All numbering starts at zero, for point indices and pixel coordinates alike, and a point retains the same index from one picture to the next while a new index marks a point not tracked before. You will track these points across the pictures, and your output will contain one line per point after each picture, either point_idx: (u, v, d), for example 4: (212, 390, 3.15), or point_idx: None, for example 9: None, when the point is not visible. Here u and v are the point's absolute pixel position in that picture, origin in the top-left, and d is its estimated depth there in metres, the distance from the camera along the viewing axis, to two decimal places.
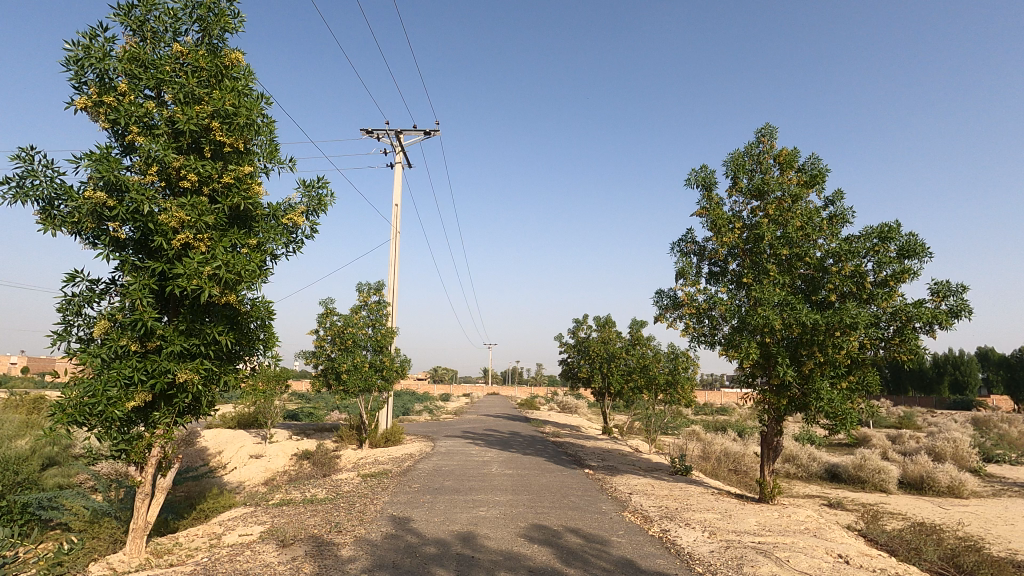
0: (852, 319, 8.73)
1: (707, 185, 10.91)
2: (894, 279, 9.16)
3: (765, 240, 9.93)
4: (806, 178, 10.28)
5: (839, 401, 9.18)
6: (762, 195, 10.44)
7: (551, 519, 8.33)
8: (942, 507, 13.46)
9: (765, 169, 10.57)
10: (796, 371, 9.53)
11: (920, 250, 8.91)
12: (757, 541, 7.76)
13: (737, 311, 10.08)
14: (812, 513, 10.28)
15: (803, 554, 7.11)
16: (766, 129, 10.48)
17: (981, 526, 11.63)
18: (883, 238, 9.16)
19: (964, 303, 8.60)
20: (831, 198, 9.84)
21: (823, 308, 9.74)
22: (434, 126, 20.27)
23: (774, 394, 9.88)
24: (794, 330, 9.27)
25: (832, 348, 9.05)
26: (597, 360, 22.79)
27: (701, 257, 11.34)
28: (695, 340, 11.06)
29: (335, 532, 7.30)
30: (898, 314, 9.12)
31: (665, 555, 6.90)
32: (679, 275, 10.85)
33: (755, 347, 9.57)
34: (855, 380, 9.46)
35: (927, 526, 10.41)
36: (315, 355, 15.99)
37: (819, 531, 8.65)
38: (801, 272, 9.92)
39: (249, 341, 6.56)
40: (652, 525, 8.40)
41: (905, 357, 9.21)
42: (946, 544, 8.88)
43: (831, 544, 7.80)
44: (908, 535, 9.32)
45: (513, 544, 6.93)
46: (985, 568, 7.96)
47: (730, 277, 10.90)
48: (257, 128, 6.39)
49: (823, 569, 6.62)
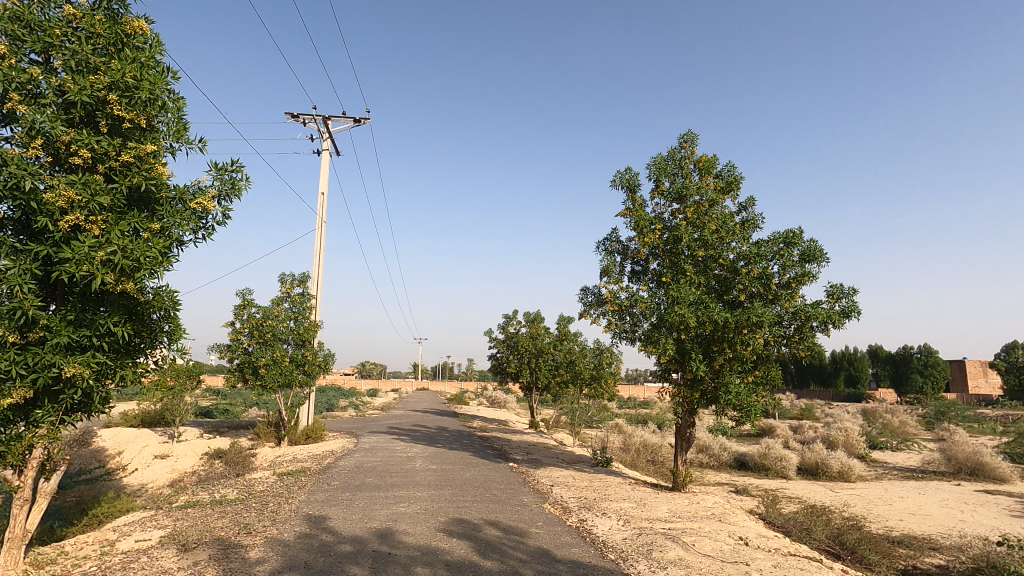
0: (757, 317, 9.44)
1: (632, 186, 11.32)
2: (796, 282, 9.90)
3: (683, 242, 10.45)
4: (723, 184, 10.94)
5: (745, 394, 9.84)
6: (682, 199, 10.98)
7: (471, 513, 8.37)
8: (833, 490, 14.74)
9: (686, 174, 11.11)
10: (708, 366, 10.14)
11: (818, 255, 9.71)
12: (667, 526, 8.19)
13: (656, 309, 10.56)
14: (719, 500, 10.95)
15: (707, 538, 7.57)
16: (687, 134, 11.02)
17: (864, 506, 12.86)
18: (788, 243, 9.93)
19: (854, 304, 9.45)
20: (744, 204, 10.52)
21: (734, 306, 10.42)
22: (364, 114, 19.82)
23: (688, 387, 10.46)
24: (707, 327, 9.87)
25: (740, 344, 9.71)
26: (526, 356, 23.04)
27: (625, 256, 11.75)
28: (617, 335, 11.46)
29: (244, 534, 6.97)
30: (798, 314, 9.86)
31: (580, 544, 7.12)
32: (603, 273, 11.21)
33: (671, 343, 10.05)
34: (760, 374, 10.19)
35: (818, 508, 11.39)
36: (230, 348, 15.13)
37: (723, 515, 9.22)
38: (715, 272, 10.52)
39: (151, 333, 6.11)
40: (570, 515, 8.65)
41: (804, 354, 9.97)
42: (833, 524, 9.74)
43: (733, 528, 8.35)
44: (802, 517, 10.15)
45: (431, 539, 6.91)
46: (865, 544, 8.82)
47: (651, 276, 11.36)
48: (163, 104, 5.97)
49: (723, 551, 7.07)
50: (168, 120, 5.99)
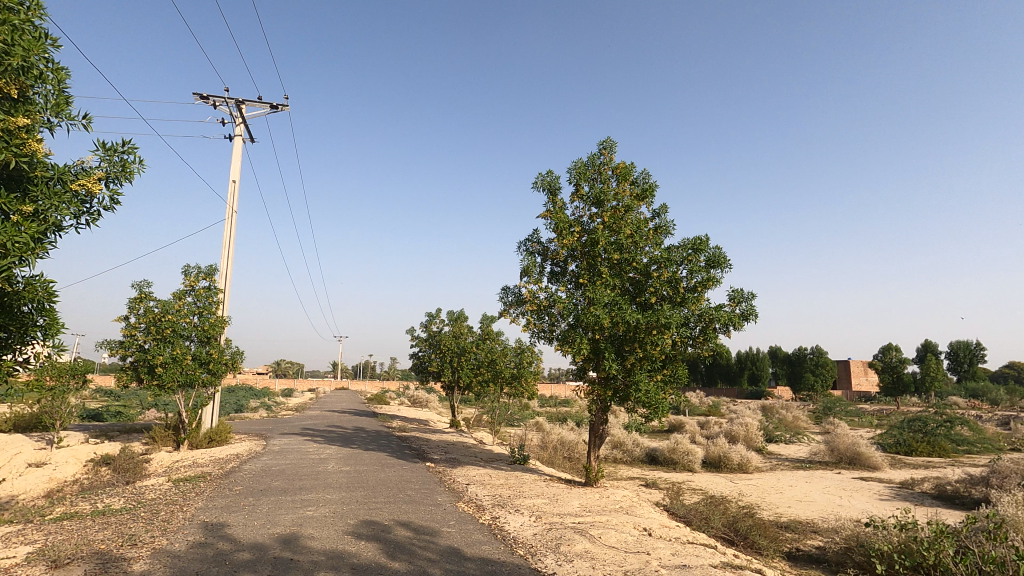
0: (666, 319, 9.94)
1: (553, 189, 11.55)
2: (702, 286, 10.52)
3: (600, 245, 10.81)
4: (638, 191, 11.44)
5: (653, 392, 10.33)
6: (600, 204, 11.36)
7: (383, 514, 8.21)
8: (732, 481, 15.81)
9: (604, 179, 11.50)
10: (620, 365, 10.54)
11: (722, 262, 10.37)
12: (577, 521, 8.43)
13: (573, 309, 10.84)
14: (627, 493, 11.42)
15: (613, 530, 7.87)
16: (606, 142, 11.41)
17: (758, 495, 13.89)
18: (695, 249, 10.53)
19: (752, 308, 10.18)
20: (657, 211, 11.05)
21: (645, 308, 10.91)
22: (282, 101, 18.88)
23: (601, 385, 10.84)
24: (620, 328, 10.25)
25: (650, 344, 10.18)
26: (449, 354, 23.08)
27: (544, 257, 11.98)
28: (535, 335, 11.65)
29: (128, 546, 6.43)
30: (703, 317, 10.47)
31: (491, 541, 7.17)
32: (523, 273, 11.36)
33: (586, 343, 10.36)
34: (668, 373, 10.73)
35: (717, 499, 12.17)
36: (123, 345, 13.86)
37: (630, 508, 9.63)
38: (629, 275, 10.96)
39: (21, 327, 5.48)
40: (483, 513, 8.70)
41: (708, 354, 10.61)
42: (729, 512, 10.44)
43: (638, 520, 8.74)
44: (702, 507, 10.81)
45: (338, 542, 6.71)
46: (756, 530, 9.53)
47: (569, 277, 11.65)
48: (39, 74, 5.39)
49: (627, 543, 7.38)
50: (46, 92, 5.42)
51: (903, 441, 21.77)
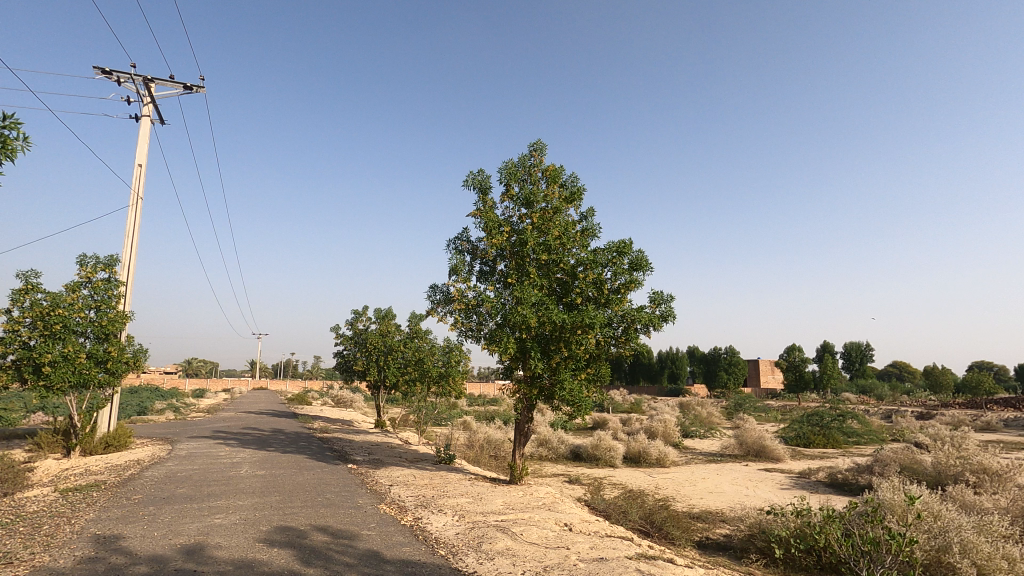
0: (590, 319, 10.21)
1: (483, 188, 11.56)
2: (625, 288, 10.90)
3: (529, 245, 10.95)
4: (567, 193, 11.68)
5: (577, 390, 10.58)
6: (530, 204, 11.50)
7: (299, 519, 7.89)
8: (650, 475, 16.51)
9: (534, 181, 11.64)
10: (546, 364, 10.72)
11: (644, 265, 10.79)
12: (500, 519, 8.49)
13: (501, 309, 10.90)
14: (551, 490, 11.64)
15: (534, 527, 8.00)
16: (537, 143, 11.57)
17: (673, 488, 14.60)
18: (620, 252, 10.90)
19: (671, 310, 10.66)
20: (585, 213, 11.33)
21: (571, 308, 11.15)
22: (197, 81, 17.67)
23: (527, 384, 10.97)
24: (546, 327, 10.42)
25: (574, 344, 10.42)
26: (375, 353, 22.54)
27: (474, 256, 11.96)
28: (463, 334, 11.61)
29: (1, 565, 5.78)
30: (625, 317, 10.85)
31: (412, 542, 7.08)
32: (452, 272, 11.29)
33: (513, 342, 10.45)
34: (592, 371, 11.03)
35: (635, 492, 12.67)
36: (4, 341, 12.44)
37: (553, 504, 9.83)
38: (556, 276, 11.16)
39: None
40: (405, 514, 8.57)
41: (629, 353, 11.00)
42: (645, 505, 10.90)
43: (560, 515, 8.94)
44: (621, 501, 11.21)
45: (248, 551, 6.38)
46: (669, 521, 10.01)
47: (498, 276, 11.70)
48: None
49: (548, 538, 7.53)
50: None
51: (802, 434, 23.61)
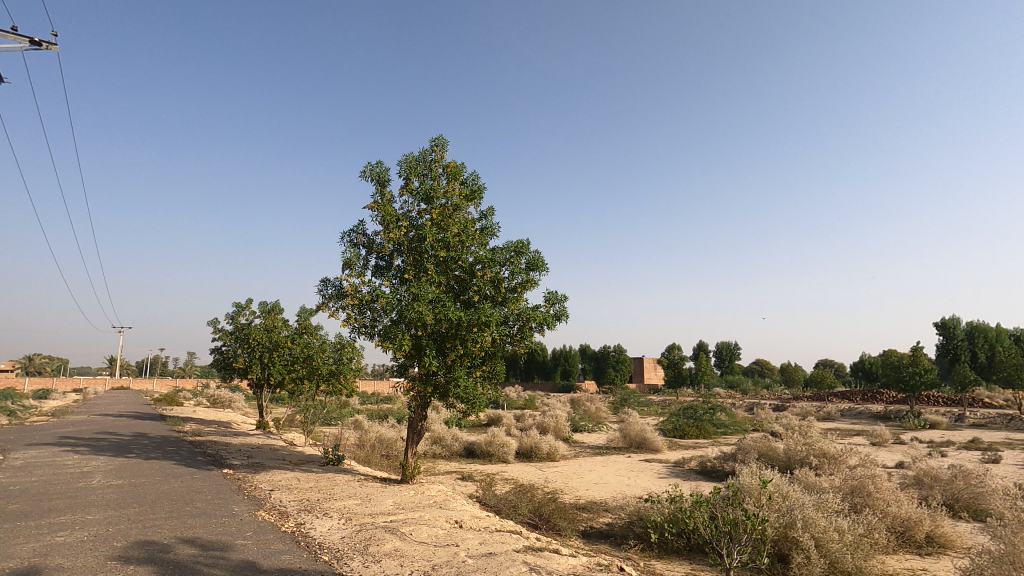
0: (486, 317, 10.31)
1: (381, 180, 11.22)
2: (521, 287, 11.12)
3: (427, 242, 10.80)
4: (468, 191, 11.69)
5: (471, 388, 10.63)
6: (429, 200, 11.35)
7: (162, 532, 7.16)
8: (541, 469, 17.02)
9: (434, 176, 11.51)
10: (441, 361, 10.65)
11: (540, 265, 11.09)
12: (389, 519, 8.31)
13: (397, 305, 10.65)
14: (442, 488, 11.60)
15: (424, 526, 7.93)
16: (439, 139, 11.44)
17: (562, 481, 15.17)
18: (517, 252, 11.11)
19: (564, 309, 11.06)
20: (484, 212, 11.41)
21: (468, 306, 11.18)
22: (48, 38, 15.41)
23: (422, 381, 10.83)
24: (442, 325, 10.35)
25: (470, 342, 10.46)
26: (258, 349, 21.09)
27: (369, 250, 11.58)
28: (356, 330, 11.20)
29: None
30: (521, 316, 11.06)
31: (293, 550, 6.70)
32: (345, 266, 10.84)
33: (407, 339, 10.26)
34: (487, 369, 11.13)
35: (525, 487, 12.98)
36: None
37: (444, 502, 9.80)
38: (455, 273, 11.12)
39: None
40: (287, 520, 8.10)
41: (523, 351, 11.24)
42: (535, 499, 11.21)
43: (451, 513, 8.94)
44: (512, 495, 11.44)
45: (97, 571, 5.68)
46: (557, 512, 10.39)
47: (394, 272, 11.43)
48: None
49: (437, 537, 7.49)
50: None
51: (679, 426, 25.60)
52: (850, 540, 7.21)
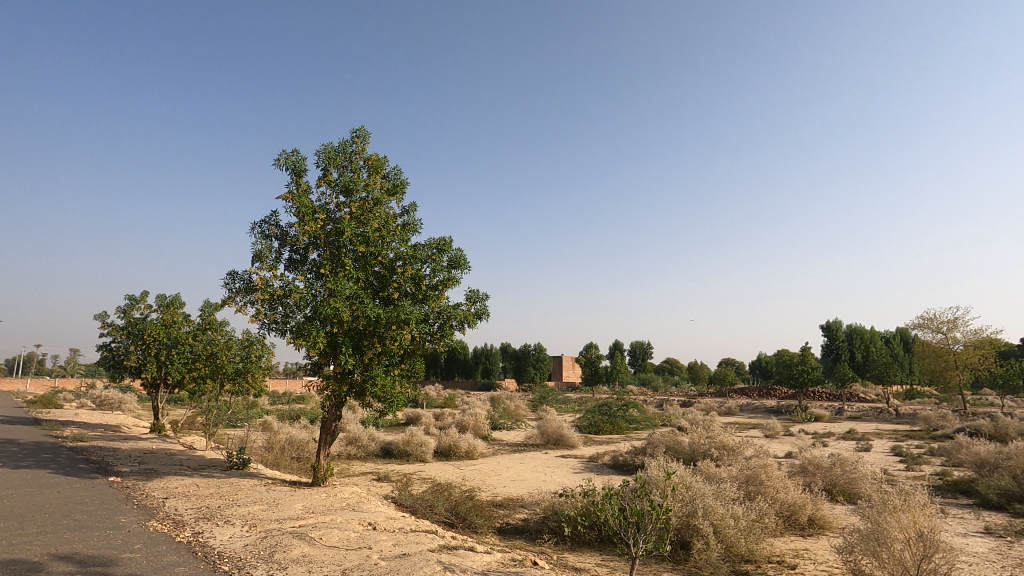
0: (406, 315, 10.12)
1: (297, 170, 10.70)
2: (443, 285, 11.03)
3: (346, 236, 10.44)
4: (389, 185, 11.43)
5: (389, 387, 10.40)
6: (349, 193, 10.98)
7: (32, 549, 6.41)
8: (459, 468, 16.97)
9: (354, 169, 11.15)
10: (357, 359, 10.33)
11: (462, 263, 11.06)
12: (297, 525, 7.95)
13: (311, 301, 10.21)
14: (356, 490, 11.25)
15: (335, 529, 7.66)
16: (360, 130, 11.09)
17: (480, 479, 15.21)
18: (439, 249, 11.01)
19: (485, 308, 11.09)
20: (407, 208, 11.20)
21: (387, 303, 10.93)
22: None
23: (336, 380, 10.45)
24: (360, 322, 10.05)
25: (389, 339, 10.23)
26: (154, 346, 19.45)
27: (282, 242, 11.01)
28: (266, 327, 10.62)
29: None
30: (442, 314, 10.96)
31: (188, 561, 6.24)
32: (255, 258, 10.24)
33: (322, 336, 9.85)
34: (406, 367, 10.93)
35: (443, 486, 12.89)
36: None
37: (357, 504, 9.52)
38: (374, 269, 10.82)
39: None
40: (182, 530, 7.52)
41: (443, 349, 11.15)
42: (452, 497, 11.16)
43: (364, 515, 8.70)
44: (428, 495, 11.32)
45: None
46: (473, 510, 10.41)
47: (309, 266, 10.95)
48: None
49: (349, 540, 7.27)
50: None
51: (594, 423, 26.46)
52: (744, 525, 7.79)
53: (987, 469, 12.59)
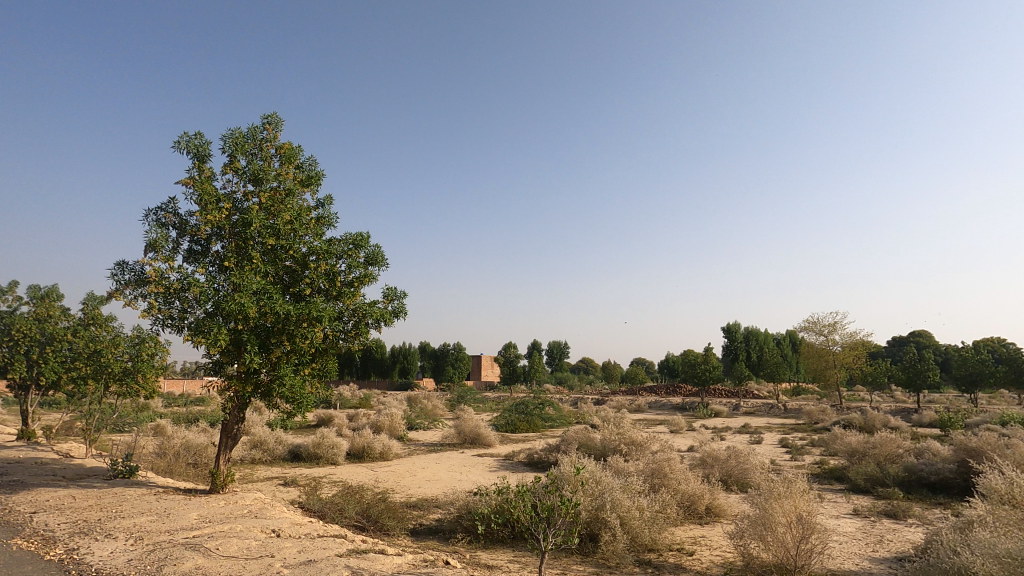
0: (318, 312, 9.71)
1: (200, 154, 9.96)
2: (358, 282, 10.70)
3: (253, 227, 9.84)
4: (303, 176, 10.92)
5: (298, 387, 9.93)
6: (258, 182, 10.38)
7: None
8: (372, 470, 16.52)
9: (265, 157, 10.55)
10: (264, 358, 9.77)
11: (380, 260, 10.78)
12: (191, 535, 7.39)
13: (213, 296, 9.53)
14: (259, 496, 10.64)
15: (234, 539, 7.21)
16: (272, 117, 10.51)
17: (394, 480, 14.90)
18: (356, 245, 10.67)
19: (402, 306, 10.89)
20: (322, 201, 10.76)
21: (298, 299, 10.44)
22: None
23: (240, 380, 9.83)
24: (267, 319, 9.51)
25: (299, 337, 9.77)
26: (25, 343, 17.35)
27: (181, 232, 10.20)
28: (160, 323, 9.79)
29: None
30: (357, 311, 10.61)
31: None
32: (148, 248, 9.41)
33: (224, 333, 9.22)
34: (317, 366, 10.48)
35: (354, 488, 12.50)
36: None
37: (260, 511, 9.01)
38: (285, 264, 10.29)
39: None
40: (53, 548, 6.75)
41: (358, 348, 10.80)
42: (363, 500, 10.85)
43: (267, 522, 8.25)
44: (338, 498, 10.94)
45: None
46: (386, 512, 10.19)
47: (212, 259, 10.23)
48: None
49: (249, 549, 6.87)
50: None
51: (510, 421, 26.75)
52: (648, 516, 8.19)
53: (856, 457, 14.11)
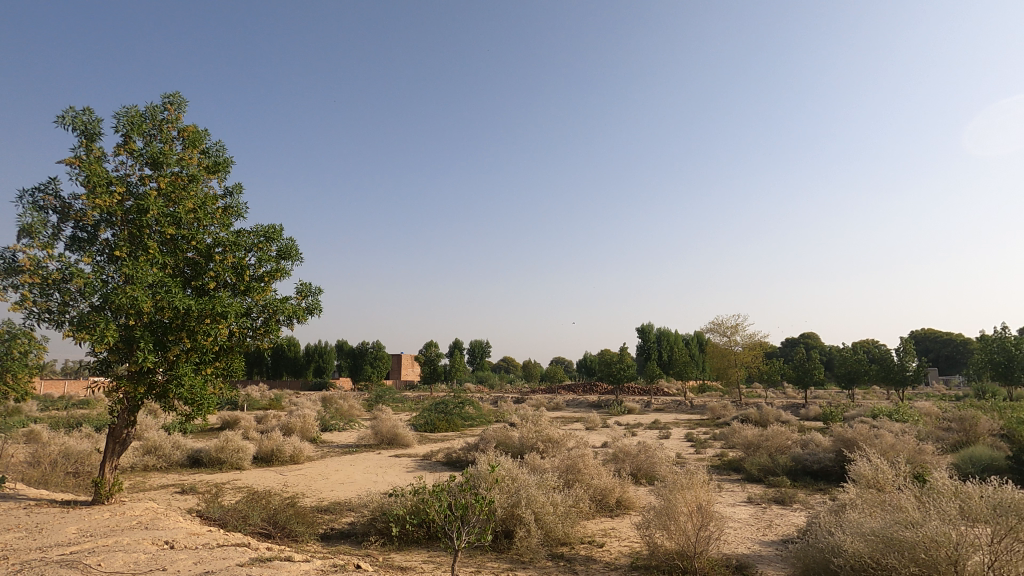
0: (223, 307, 9.12)
1: (88, 132, 9.04)
2: (269, 276, 10.16)
3: (150, 214, 9.07)
4: (209, 163, 10.21)
5: (199, 387, 9.27)
6: (157, 166, 9.58)
7: None
8: (281, 474, 15.75)
9: (165, 139, 9.76)
10: (159, 357, 9.02)
11: (293, 254, 10.30)
12: (67, 552, 6.71)
13: (100, 288, 8.68)
14: (151, 505, 9.83)
15: (119, 553, 6.63)
16: (174, 97, 9.74)
17: (305, 484, 14.29)
18: (267, 238, 10.14)
19: (317, 303, 10.47)
20: (230, 190, 10.12)
21: (201, 294, 9.75)
22: None
23: (131, 381, 9.04)
24: (165, 314, 8.80)
25: (201, 334, 9.12)
26: None
27: (62, 216, 9.21)
28: (35, 317, 8.79)
29: None
30: (267, 308, 10.06)
31: None
32: (22, 233, 8.41)
33: (113, 329, 8.43)
34: (221, 365, 9.84)
35: (260, 494, 11.86)
36: None
37: (151, 522, 8.33)
38: (186, 255, 9.56)
39: None
40: None
41: (267, 346, 10.25)
42: (270, 506, 10.33)
43: (159, 533, 7.65)
44: (242, 505, 10.34)
45: None
46: (294, 517, 9.76)
47: (100, 247, 9.32)
48: None
49: (138, 563, 6.35)
50: None
51: (430, 421, 26.47)
52: (561, 510, 8.42)
53: (752, 449, 15.26)
